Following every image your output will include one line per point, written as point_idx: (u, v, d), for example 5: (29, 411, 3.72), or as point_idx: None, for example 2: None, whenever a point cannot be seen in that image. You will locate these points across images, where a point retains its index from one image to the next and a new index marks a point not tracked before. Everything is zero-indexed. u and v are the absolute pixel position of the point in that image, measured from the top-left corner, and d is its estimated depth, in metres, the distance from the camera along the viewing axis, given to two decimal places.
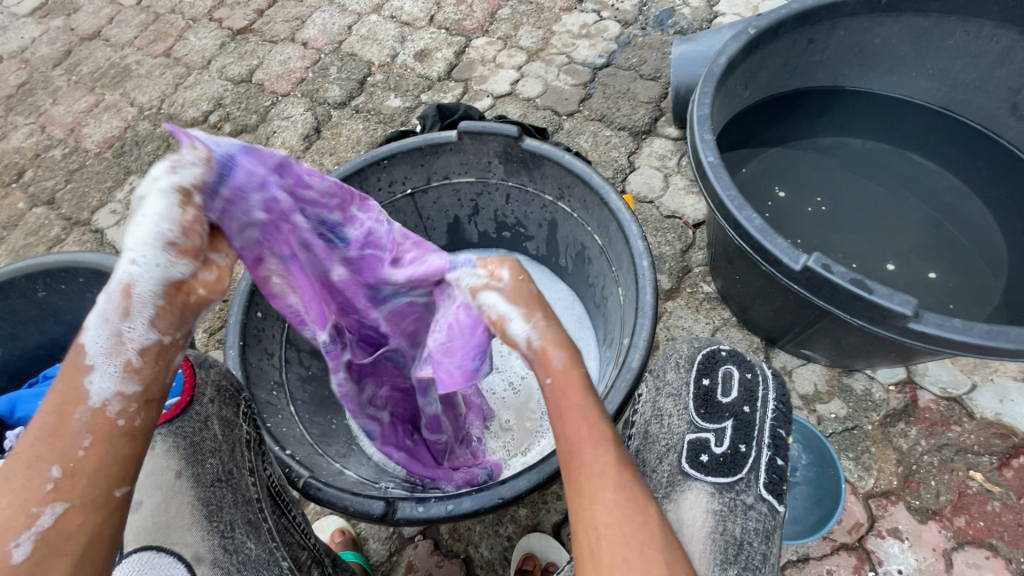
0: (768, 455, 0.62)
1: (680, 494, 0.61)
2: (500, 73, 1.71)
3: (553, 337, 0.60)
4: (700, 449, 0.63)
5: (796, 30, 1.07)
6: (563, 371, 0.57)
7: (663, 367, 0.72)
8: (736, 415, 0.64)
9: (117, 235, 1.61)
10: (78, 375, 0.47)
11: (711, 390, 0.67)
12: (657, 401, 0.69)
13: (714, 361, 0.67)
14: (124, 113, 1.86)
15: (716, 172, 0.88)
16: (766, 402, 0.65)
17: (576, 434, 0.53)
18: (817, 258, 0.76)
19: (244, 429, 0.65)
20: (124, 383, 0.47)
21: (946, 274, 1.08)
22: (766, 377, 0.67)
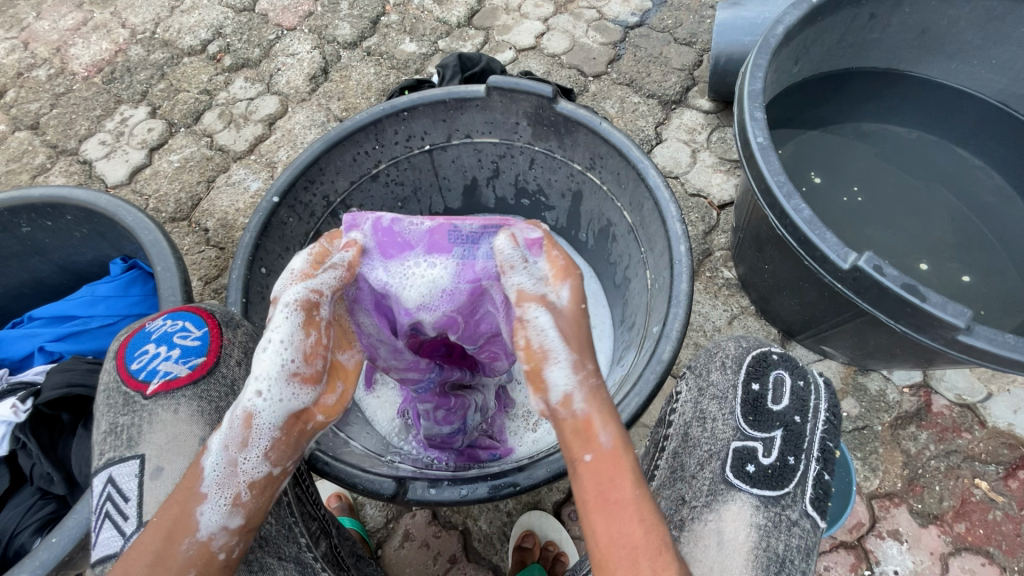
0: (816, 470, 0.63)
1: (722, 505, 0.62)
2: (524, 24, 1.59)
3: (599, 405, 0.52)
4: (747, 458, 0.64)
5: (859, 3, 0.98)
6: (611, 456, 0.49)
7: (707, 366, 0.71)
8: (786, 426, 0.64)
9: (106, 168, 1.51)
10: (195, 497, 0.49)
11: (761, 396, 0.66)
12: (699, 402, 0.69)
13: (766, 365, 0.68)
14: (115, 35, 1.72)
15: (765, 155, 0.81)
16: (818, 413, 0.65)
17: (630, 531, 0.46)
18: (869, 259, 0.71)
19: None
20: (232, 515, 0.49)
21: (980, 279, 1.04)
22: (818, 386, 0.67)
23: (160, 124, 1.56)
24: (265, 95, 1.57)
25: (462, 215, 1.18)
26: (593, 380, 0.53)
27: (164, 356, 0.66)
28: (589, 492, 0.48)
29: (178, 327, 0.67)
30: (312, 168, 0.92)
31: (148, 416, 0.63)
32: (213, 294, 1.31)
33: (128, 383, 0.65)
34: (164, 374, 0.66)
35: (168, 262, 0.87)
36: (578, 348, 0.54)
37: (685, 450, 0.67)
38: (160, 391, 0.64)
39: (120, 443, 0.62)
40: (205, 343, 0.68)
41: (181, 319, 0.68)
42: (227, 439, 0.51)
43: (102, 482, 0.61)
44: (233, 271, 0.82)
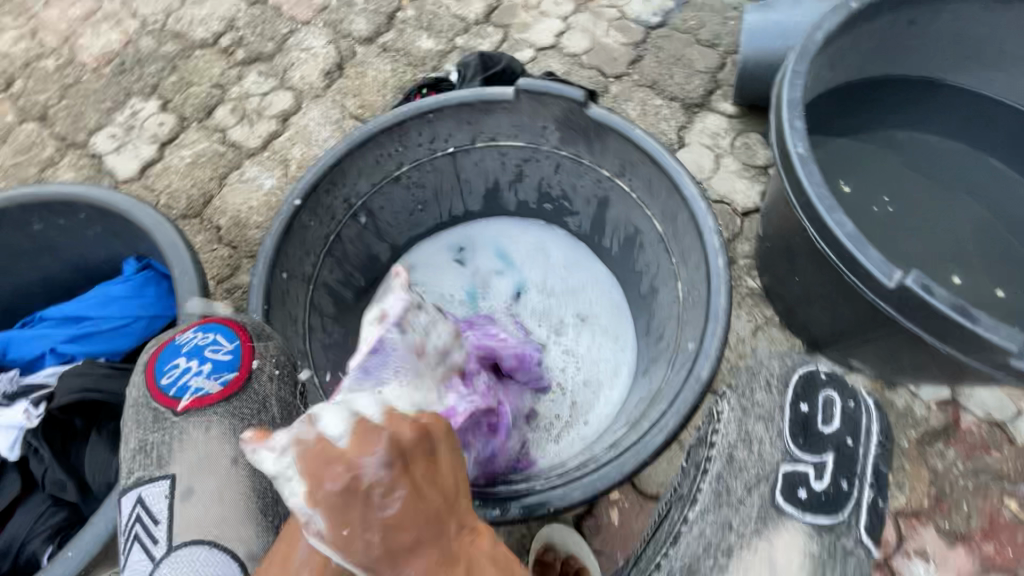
0: (871, 497, 0.60)
1: (774, 533, 0.58)
2: (544, 22, 1.56)
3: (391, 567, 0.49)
4: (797, 483, 0.61)
5: (898, 9, 0.96)
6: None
7: (750, 386, 0.69)
8: (839, 448, 0.61)
9: (116, 162, 1.48)
10: (296, 528, 0.53)
11: (810, 417, 0.64)
12: (744, 422, 0.66)
13: (816, 384, 0.65)
14: (125, 25, 1.69)
15: (806, 166, 0.79)
16: (869, 437, 0.63)
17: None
18: (917, 278, 0.69)
19: (300, 411, 0.72)
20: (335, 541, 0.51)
21: (1014, 294, 1.03)
22: (869, 409, 0.65)
23: (171, 118, 1.53)
24: (278, 90, 1.54)
25: (482, 218, 1.15)
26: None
27: (195, 371, 0.68)
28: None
29: (208, 343, 0.68)
30: (334, 169, 0.89)
31: (180, 432, 0.66)
32: (226, 294, 1.29)
33: (160, 399, 0.68)
34: (196, 391, 0.68)
35: (186, 265, 0.85)
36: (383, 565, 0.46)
37: (731, 473, 0.64)
38: (193, 409, 0.67)
39: (150, 462, 0.66)
40: (234, 359, 0.68)
41: (210, 334, 0.69)
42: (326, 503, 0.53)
43: (131, 502, 0.64)
44: (255, 277, 0.80)
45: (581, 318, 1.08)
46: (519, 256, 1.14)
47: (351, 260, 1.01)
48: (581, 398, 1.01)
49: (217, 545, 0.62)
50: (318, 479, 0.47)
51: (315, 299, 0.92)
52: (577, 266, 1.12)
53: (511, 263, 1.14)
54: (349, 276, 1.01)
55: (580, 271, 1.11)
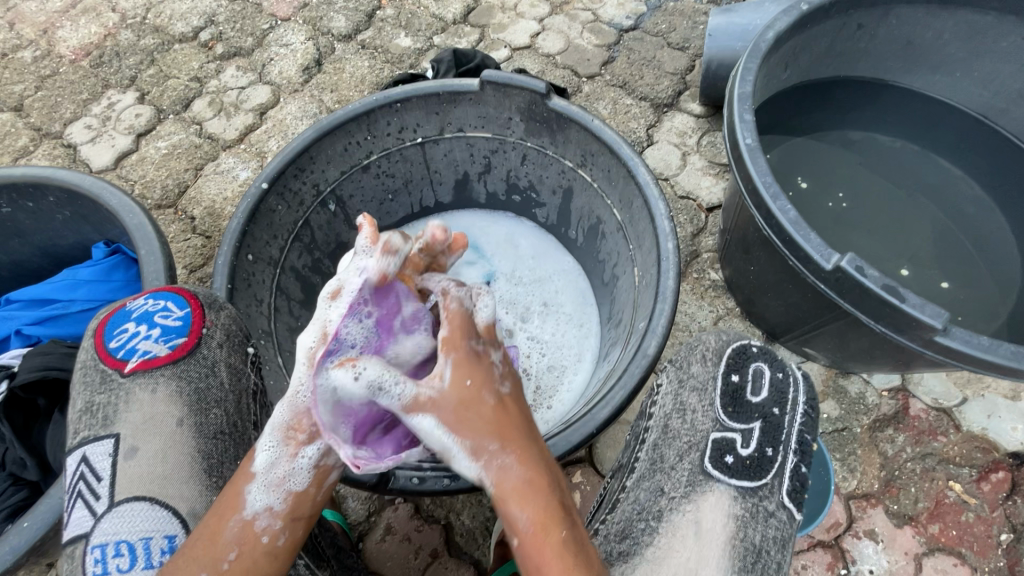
0: (793, 462, 0.63)
1: (700, 496, 0.63)
2: (520, 23, 1.60)
3: (504, 487, 0.50)
4: (725, 449, 0.65)
5: (848, 12, 1.00)
6: (532, 529, 0.49)
7: (686, 359, 0.71)
8: (765, 418, 0.65)
9: (91, 153, 1.49)
10: (244, 479, 0.54)
11: (740, 388, 0.67)
12: (679, 394, 0.69)
13: (746, 357, 0.68)
14: (104, 19, 1.70)
15: (753, 156, 0.82)
16: (797, 406, 0.65)
17: (542, 557, 0.48)
18: (851, 260, 0.72)
19: (251, 379, 0.69)
20: (277, 496, 0.54)
21: (959, 286, 1.07)
22: (797, 378, 0.67)
23: (148, 109, 1.54)
24: (257, 85, 1.56)
25: (453, 209, 1.18)
26: (477, 455, 0.51)
27: (144, 335, 0.65)
28: (530, 568, 0.49)
29: (159, 306, 0.66)
30: (303, 155, 0.91)
31: (125, 395, 0.62)
32: (198, 283, 1.30)
33: (106, 360, 0.64)
34: (143, 353, 0.64)
35: (153, 246, 0.86)
36: (472, 434, 0.51)
37: (666, 442, 0.67)
38: (138, 370, 0.63)
39: (94, 421, 0.61)
40: (186, 324, 0.66)
41: (162, 299, 0.67)
42: (274, 444, 0.55)
43: (76, 462, 0.60)
44: (220, 257, 0.81)
45: (547, 306, 1.10)
46: (489, 246, 1.16)
47: (320, 246, 1.02)
48: (544, 384, 1.03)
49: (159, 501, 0.57)
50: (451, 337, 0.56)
51: (282, 283, 0.94)
52: (544, 257, 1.15)
53: (482, 252, 1.15)
54: (317, 263, 1.03)
55: (547, 262, 1.14)
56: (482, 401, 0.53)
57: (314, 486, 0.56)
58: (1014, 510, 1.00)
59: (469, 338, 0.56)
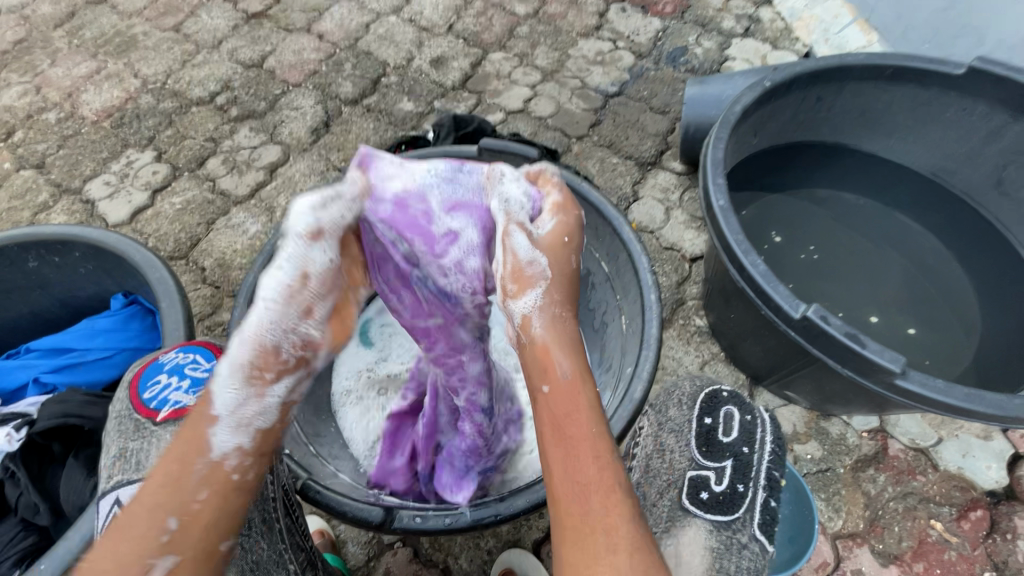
0: (763, 496, 0.69)
1: (680, 530, 0.67)
2: (514, 89, 1.74)
3: (556, 335, 0.63)
4: (700, 486, 0.70)
5: (806, 87, 1.12)
6: (572, 377, 0.61)
7: (665, 404, 0.79)
8: (736, 456, 0.71)
9: (108, 208, 1.57)
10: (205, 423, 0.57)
11: (713, 429, 0.73)
12: (659, 435, 0.76)
13: (716, 401, 0.75)
14: (127, 84, 1.82)
15: (726, 216, 0.91)
16: (765, 445, 0.72)
17: (572, 411, 0.59)
18: (817, 310, 0.79)
19: None
20: (242, 437, 0.58)
21: (924, 330, 1.15)
22: (764, 420, 0.74)
23: (164, 167, 1.64)
24: (268, 145, 1.67)
25: None
26: (552, 313, 0.64)
27: (175, 387, 0.70)
28: (558, 413, 0.59)
29: (190, 359, 0.72)
30: None
31: (156, 441, 0.65)
32: (207, 331, 1.35)
33: (138, 410, 0.68)
34: (174, 403, 0.69)
35: (173, 299, 0.92)
36: (556, 287, 0.66)
37: (648, 481, 0.74)
38: (169, 419, 0.67)
39: (127, 466, 0.64)
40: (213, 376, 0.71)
41: (191, 352, 0.74)
42: (238, 386, 0.59)
43: (107, 505, 0.62)
44: (235, 308, 0.87)
45: None
46: None
47: None
48: None
49: None
50: (565, 207, 0.72)
51: None
52: None
53: None
54: None
55: None
56: (570, 262, 0.68)
57: (279, 419, 0.62)
58: (994, 548, 1.04)
59: (577, 211, 0.73)
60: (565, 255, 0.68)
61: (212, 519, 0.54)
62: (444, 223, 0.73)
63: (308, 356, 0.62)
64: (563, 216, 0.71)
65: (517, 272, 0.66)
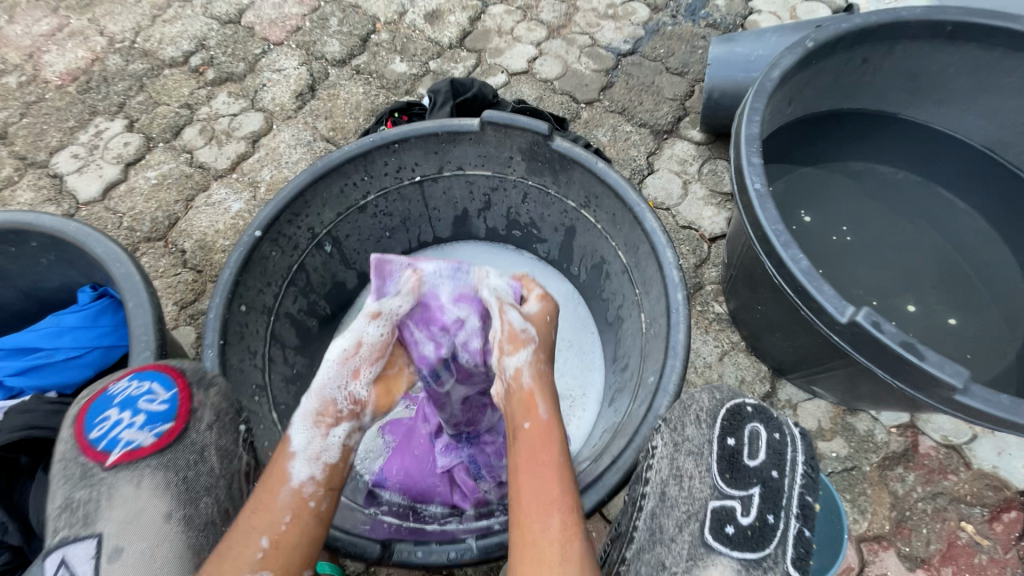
0: (797, 528, 0.61)
1: (702, 569, 0.59)
2: (517, 48, 1.58)
3: (540, 384, 0.70)
4: (725, 519, 0.62)
5: (853, 47, 0.99)
6: (549, 418, 0.67)
7: (681, 420, 0.69)
8: (763, 482, 0.62)
9: (78, 183, 1.44)
10: (284, 459, 0.65)
11: (736, 452, 0.65)
12: (675, 458, 0.66)
13: (740, 418, 0.67)
14: (92, 43, 1.66)
15: (762, 201, 0.81)
16: (796, 466, 0.63)
17: (543, 448, 0.65)
18: (867, 314, 0.70)
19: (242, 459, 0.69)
20: (315, 469, 0.66)
21: (965, 320, 1.06)
22: (795, 438, 0.66)
23: (137, 138, 1.50)
24: (249, 112, 1.53)
25: (451, 243, 1.17)
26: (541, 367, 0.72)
27: (126, 423, 0.62)
28: (527, 450, 0.65)
29: (144, 390, 0.63)
30: (297, 200, 0.89)
31: (108, 490, 0.58)
32: (190, 320, 1.26)
33: (87, 453, 0.60)
34: (126, 443, 0.61)
35: (140, 298, 0.82)
36: (541, 344, 0.75)
37: (663, 511, 0.65)
38: (124, 462, 0.60)
39: (74, 520, 0.57)
40: (172, 408, 0.64)
41: (147, 381, 0.64)
42: (307, 429, 0.68)
43: (54, 565, 0.56)
44: (211, 311, 0.77)
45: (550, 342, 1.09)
46: None
47: (316, 288, 0.99)
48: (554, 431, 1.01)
49: None
50: (544, 293, 0.81)
51: (277, 330, 0.90)
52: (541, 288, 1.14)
53: None
54: (313, 305, 0.99)
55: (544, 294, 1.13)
56: (552, 332, 0.78)
57: (342, 459, 0.69)
58: None
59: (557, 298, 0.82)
60: (550, 328, 0.78)
61: (293, 540, 0.60)
62: (464, 327, 0.80)
63: (359, 411, 0.71)
64: (544, 298, 0.81)
65: (512, 336, 0.73)
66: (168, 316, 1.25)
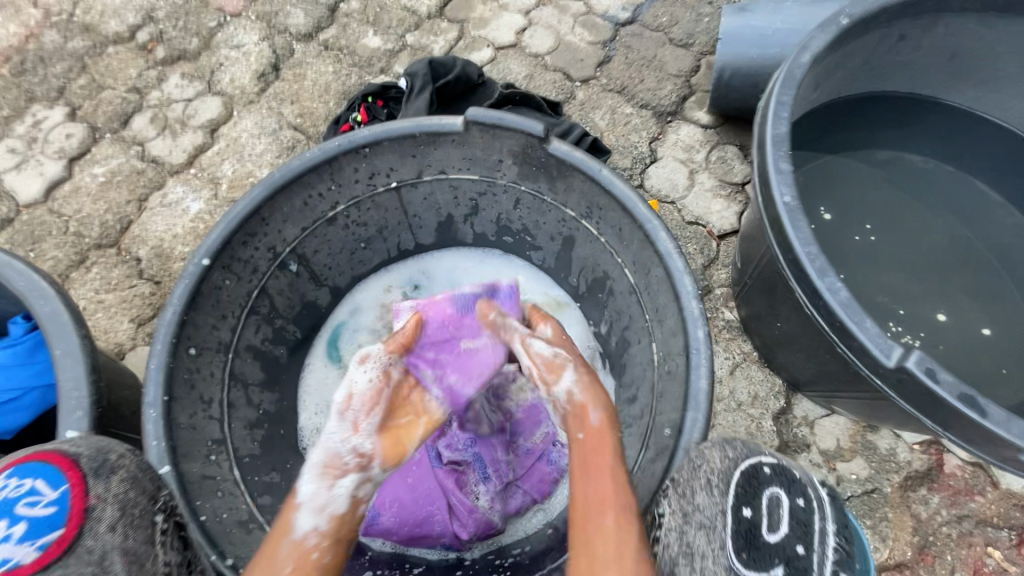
0: None
1: None
2: (503, 17, 1.41)
3: (591, 394, 0.69)
4: None
5: (891, 23, 0.85)
6: (600, 423, 0.66)
7: (691, 483, 0.58)
8: (788, 563, 0.53)
9: (16, 181, 1.29)
10: (291, 511, 0.65)
11: (754, 526, 0.56)
12: (684, 533, 0.56)
13: (758, 483, 0.57)
14: (24, 16, 1.46)
15: (793, 217, 0.69)
16: (824, 539, 0.54)
17: (601, 447, 0.64)
18: (920, 360, 0.59)
19: (161, 557, 0.57)
20: (320, 522, 0.64)
21: (1001, 331, 0.96)
22: (821, 504, 0.57)
23: (81, 128, 1.34)
24: (205, 96, 1.37)
25: (434, 252, 1.01)
26: (588, 378, 0.70)
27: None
28: (583, 451, 0.65)
29: (24, 491, 0.52)
30: (253, 219, 0.76)
31: None
32: (149, 338, 1.14)
33: None
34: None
35: (70, 342, 0.69)
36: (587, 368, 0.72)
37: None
38: None
39: None
40: (62, 510, 0.53)
41: (30, 477, 0.54)
42: (314, 482, 0.67)
43: None
44: (153, 363, 0.68)
45: None
46: None
47: (282, 312, 0.87)
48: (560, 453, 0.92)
49: None
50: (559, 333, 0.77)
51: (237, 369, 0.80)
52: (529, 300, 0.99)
53: None
54: (280, 332, 0.87)
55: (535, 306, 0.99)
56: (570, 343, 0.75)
57: (350, 512, 0.67)
58: None
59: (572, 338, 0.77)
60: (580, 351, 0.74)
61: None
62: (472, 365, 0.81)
63: (367, 463, 0.69)
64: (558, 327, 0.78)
65: (550, 363, 0.71)
66: (123, 336, 1.13)
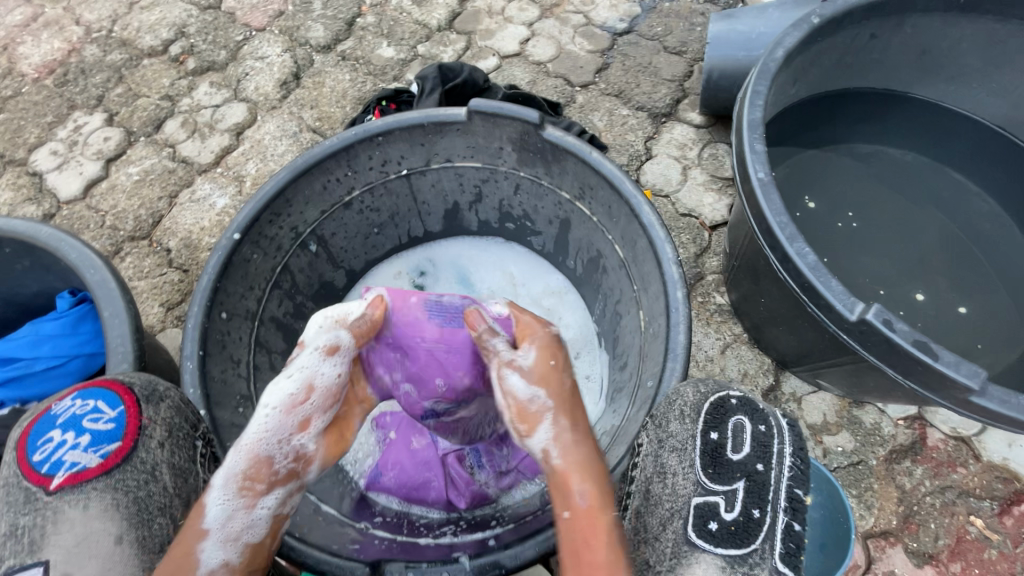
0: (785, 521, 0.59)
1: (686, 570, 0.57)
2: (508, 29, 1.51)
3: (575, 463, 0.62)
4: (708, 515, 0.60)
5: (860, 22, 0.93)
6: (587, 505, 0.59)
7: (665, 416, 0.67)
8: (749, 477, 0.61)
9: (58, 180, 1.40)
10: (199, 532, 0.59)
11: (720, 446, 0.63)
12: (659, 455, 0.66)
13: (724, 412, 0.64)
14: (68, 33, 1.59)
15: (766, 191, 0.76)
16: (781, 459, 0.61)
17: (587, 535, 0.57)
18: (878, 312, 0.66)
19: (198, 476, 0.70)
20: (231, 550, 0.60)
21: (978, 309, 1.01)
22: (780, 429, 0.64)
23: (117, 132, 1.45)
24: (232, 102, 1.48)
25: (441, 238, 1.09)
26: (569, 437, 0.64)
27: (72, 443, 0.63)
28: (572, 537, 0.58)
29: (90, 409, 0.65)
30: (278, 199, 0.85)
31: (52, 515, 0.59)
32: (177, 321, 1.23)
33: (29, 476, 0.61)
34: (71, 465, 0.62)
35: (116, 307, 0.78)
36: (570, 416, 0.65)
37: (648, 510, 0.64)
38: (65, 485, 0.61)
39: (17, 549, 0.58)
40: (121, 426, 0.65)
41: (92, 399, 0.66)
42: (235, 491, 0.61)
43: None
44: (189, 322, 0.76)
45: None
46: (480, 279, 1.08)
47: (301, 289, 0.95)
48: None
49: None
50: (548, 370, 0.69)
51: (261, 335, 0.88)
52: (529, 282, 1.07)
53: (471, 288, 1.08)
54: (300, 307, 0.96)
55: (534, 287, 1.07)
56: (563, 383, 0.68)
57: (268, 535, 0.63)
58: None
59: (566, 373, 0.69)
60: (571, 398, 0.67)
61: None
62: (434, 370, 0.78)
63: (300, 472, 0.65)
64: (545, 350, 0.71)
65: (523, 411, 0.66)
66: (153, 319, 1.21)
